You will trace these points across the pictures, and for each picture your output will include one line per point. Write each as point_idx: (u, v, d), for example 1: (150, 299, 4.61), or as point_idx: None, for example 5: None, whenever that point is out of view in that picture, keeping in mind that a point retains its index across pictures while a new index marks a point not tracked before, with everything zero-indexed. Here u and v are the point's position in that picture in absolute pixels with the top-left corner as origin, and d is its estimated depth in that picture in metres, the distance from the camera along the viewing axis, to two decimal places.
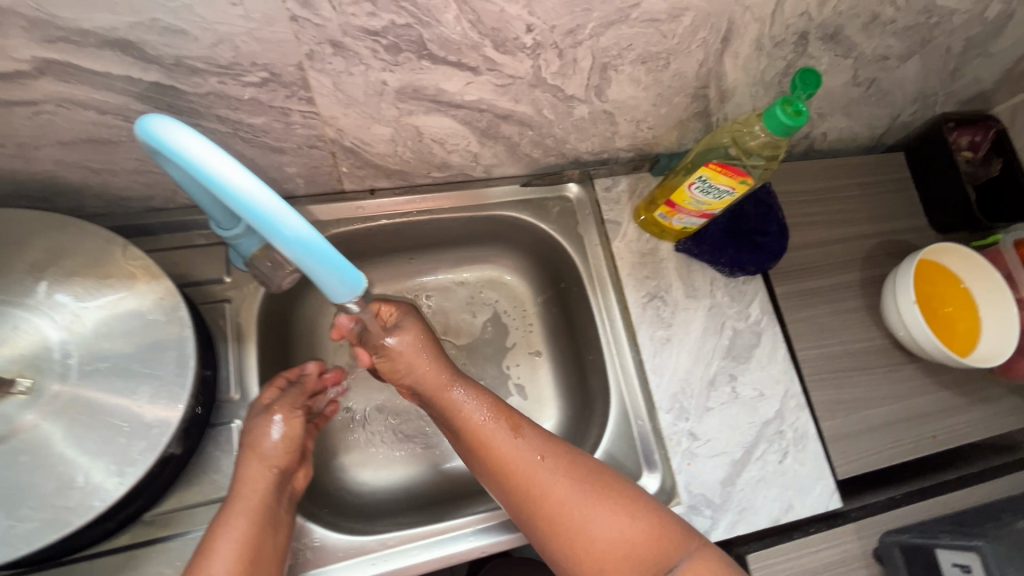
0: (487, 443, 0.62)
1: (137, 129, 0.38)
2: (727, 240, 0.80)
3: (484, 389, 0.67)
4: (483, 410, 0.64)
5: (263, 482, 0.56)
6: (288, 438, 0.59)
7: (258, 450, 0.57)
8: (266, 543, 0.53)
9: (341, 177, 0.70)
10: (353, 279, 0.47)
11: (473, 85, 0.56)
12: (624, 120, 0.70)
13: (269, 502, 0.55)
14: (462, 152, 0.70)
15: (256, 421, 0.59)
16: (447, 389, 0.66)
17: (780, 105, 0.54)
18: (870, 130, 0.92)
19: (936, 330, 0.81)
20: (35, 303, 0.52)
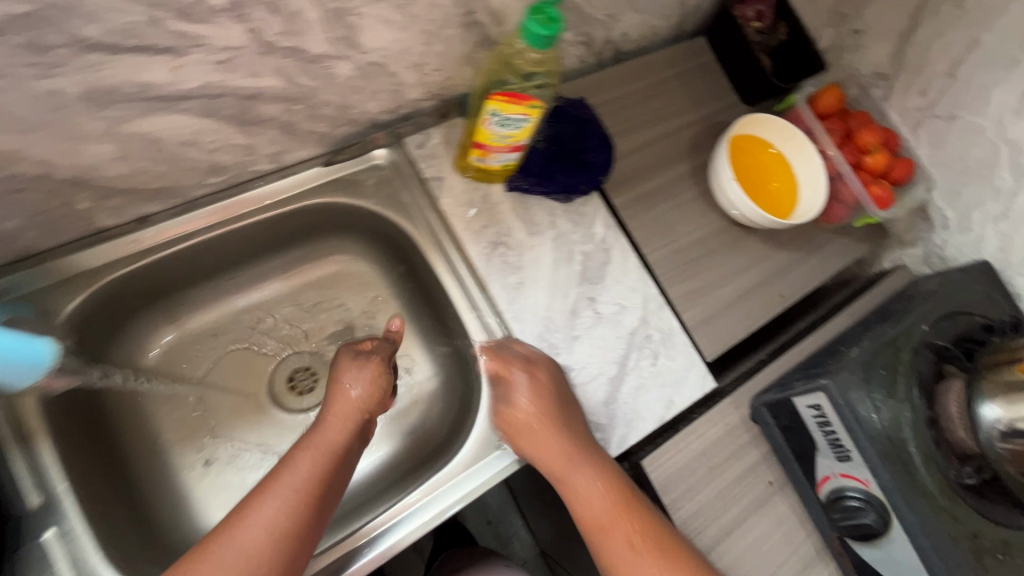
0: (602, 539, 0.62)
1: None
2: (553, 165, 0.79)
3: (613, 473, 0.65)
4: (605, 491, 0.63)
5: (347, 419, 0.63)
6: (373, 389, 0.66)
7: (342, 397, 0.65)
8: (336, 474, 0.60)
9: (89, 214, 0.58)
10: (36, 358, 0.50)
11: (184, 69, 0.46)
12: (402, 68, 0.63)
13: (348, 440, 0.63)
14: (227, 147, 0.60)
15: (347, 371, 0.67)
16: (573, 476, 0.64)
17: (532, 17, 0.50)
18: (666, 20, 0.92)
19: (760, 203, 0.85)
20: None
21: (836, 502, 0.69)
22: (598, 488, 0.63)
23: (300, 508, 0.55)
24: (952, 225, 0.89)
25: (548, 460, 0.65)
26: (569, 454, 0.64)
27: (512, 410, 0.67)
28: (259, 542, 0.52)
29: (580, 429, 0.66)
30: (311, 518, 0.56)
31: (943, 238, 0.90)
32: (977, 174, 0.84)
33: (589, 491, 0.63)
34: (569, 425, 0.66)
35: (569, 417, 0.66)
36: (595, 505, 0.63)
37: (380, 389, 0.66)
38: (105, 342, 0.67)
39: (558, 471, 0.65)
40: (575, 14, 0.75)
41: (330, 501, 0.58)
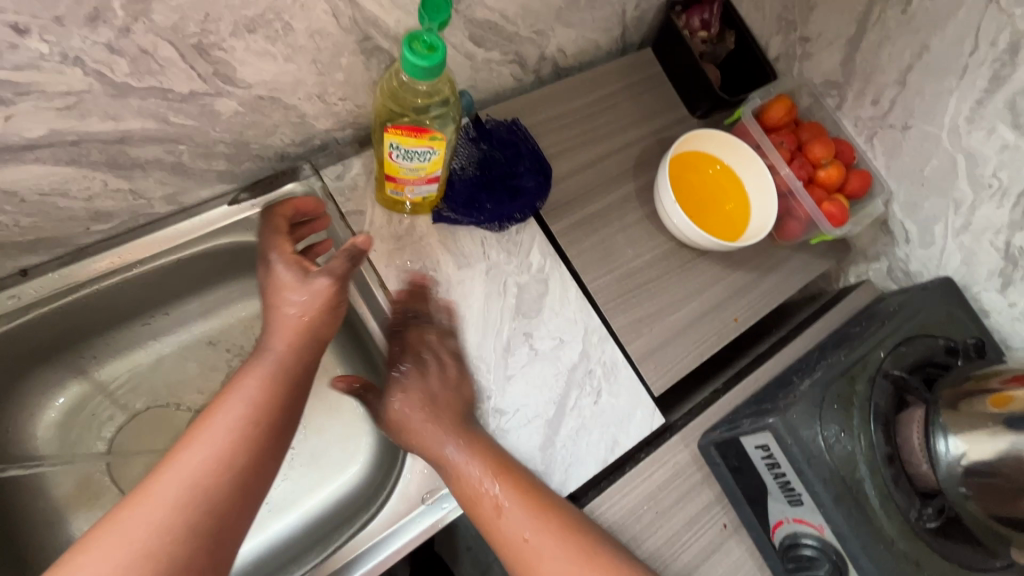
0: (478, 509, 0.59)
1: None
2: (483, 193, 0.74)
3: (488, 447, 0.62)
4: (484, 468, 0.60)
5: (295, 333, 0.57)
6: (315, 297, 0.57)
7: (281, 312, 0.58)
8: (284, 397, 0.53)
9: None
10: None
11: (19, 117, 0.42)
12: (299, 99, 0.59)
13: (297, 358, 0.56)
14: (107, 194, 0.55)
15: (290, 275, 0.59)
16: (441, 444, 0.61)
17: (410, 47, 0.47)
18: (605, 33, 0.87)
19: (710, 225, 0.81)
20: None
21: (791, 549, 0.64)
22: (471, 463, 0.60)
23: (246, 432, 0.49)
24: (915, 239, 0.84)
25: (433, 447, 0.61)
26: (436, 428, 0.61)
27: (399, 411, 0.63)
28: (201, 473, 0.46)
29: (449, 403, 0.64)
30: (258, 448, 0.49)
31: (906, 252, 0.86)
32: (936, 186, 0.79)
33: (466, 473, 0.60)
34: (446, 410, 0.63)
35: (440, 397, 0.64)
36: (469, 480, 0.59)
37: (330, 305, 0.58)
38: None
39: (414, 432, 0.62)
40: (496, 34, 0.70)
41: (285, 425, 0.53)
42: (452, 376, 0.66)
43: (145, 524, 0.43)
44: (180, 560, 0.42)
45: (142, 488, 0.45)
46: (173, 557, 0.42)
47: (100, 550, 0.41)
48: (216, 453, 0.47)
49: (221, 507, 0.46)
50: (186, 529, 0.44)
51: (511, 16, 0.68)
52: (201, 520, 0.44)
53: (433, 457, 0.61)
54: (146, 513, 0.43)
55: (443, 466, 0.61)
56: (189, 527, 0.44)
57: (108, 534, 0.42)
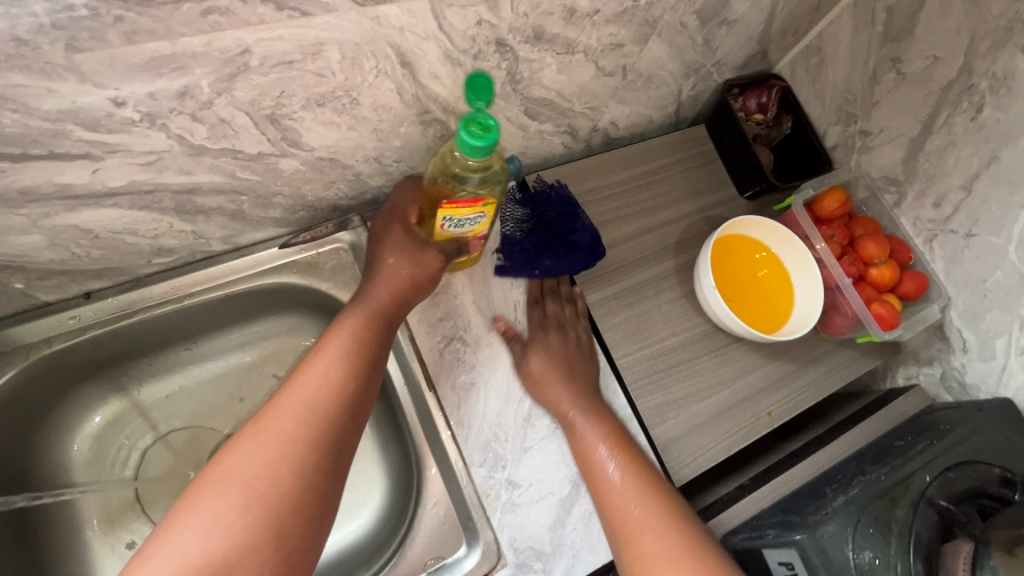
0: (591, 466, 0.64)
1: None
2: (541, 250, 0.76)
3: (609, 417, 0.68)
4: (601, 432, 0.66)
5: (399, 284, 0.64)
6: (422, 265, 0.65)
7: (390, 268, 0.64)
8: (382, 337, 0.60)
9: (26, 290, 0.58)
10: None
11: (104, 171, 0.46)
12: (357, 160, 0.62)
13: (395, 304, 0.63)
14: (171, 234, 0.59)
15: (403, 233, 0.65)
16: (564, 407, 0.68)
17: (466, 131, 0.49)
18: (659, 110, 0.88)
19: (747, 315, 0.79)
20: None
21: None
22: (593, 428, 0.66)
23: (350, 361, 0.56)
24: (973, 349, 0.78)
25: (556, 400, 0.68)
26: (561, 386, 0.68)
27: (529, 358, 0.70)
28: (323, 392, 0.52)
29: (580, 372, 0.71)
30: (367, 373, 0.56)
31: (963, 362, 0.80)
32: (1000, 299, 0.74)
33: (584, 431, 0.66)
34: (574, 370, 0.70)
35: (572, 364, 0.71)
36: (587, 438, 0.66)
37: (429, 269, 0.65)
38: (40, 410, 0.66)
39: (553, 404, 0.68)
40: (551, 109, 0.72)
41: (380, 362, 0.58)
42: (583, 339, 0.74)
43: (283, 427, 0.48)
44: (312, 464, 0.47)
45: (270, 405, 0.51)
46: (310, 454, 0.47)
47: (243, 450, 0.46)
48: (337, 374, 0.54)
49: (338, 424, 0.51)
50: (312, 439, 0.49)
51: (568, 94, 0.70)
52: (320, 432, 0.49)
53: (556, 413, 0.68)
54: (279, 425, 0.48)
55: (566, 421, 0.67)
56: (313, 435, 0.49)
57: (249, 440, 0.47)
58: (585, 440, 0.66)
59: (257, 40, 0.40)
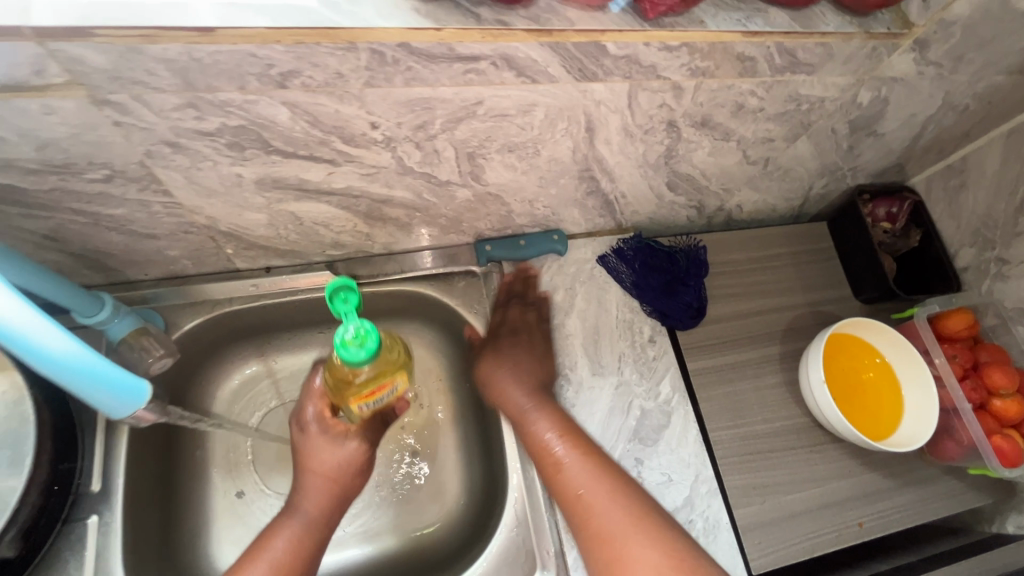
0: (544, 458, 0.67)
1: None
2: (653, 274, 0.83)
3: (562, 412, 0.71)
4: (549, 422, 0.69)
5: (330, 485, 0.67)
6: (349, 458, 0.69)
7: (318, 471, 0.67)
8: (316, 540, 0.64)
9: (230, 257, 0.70)
10: (132, 391, 0.46)
11: (336, 174, 0.56)
12: (515, 200, 0.71)
13: (331, 507, 0.67)
14: (351, 232, 0.70)
15: (320, 431, 0.68)
16: (516, 404, 0.72)
17: (347, 350, 0.53)
18: (784, 201, 0.92)
19: (852, 415, 0.78)
20: None
21: None
22: (545, 424, 0.69)
23: None
24: None
25: (511, 405, 0.72)
26: (517, 392, 0.72)
27: (491, 375, 0.76)
28: None
29: (530, 372, 0.74)
30: None
31: None
32: None
33: (536, 429, 0.69)
34: (526, 372, 0.74)
35: (524, 366, 0.74)
36: (540, 437, 0.68)
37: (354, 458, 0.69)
38: (200, 358, 0.76)
39: (513, 412, 0.72)
40: (689, 184, 0.77)
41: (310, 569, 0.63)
42: (540, 339, 0.77)
43: None
44: None
45: None
46: None
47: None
48: None
49: None
50: None
51: (708, 174, 0.75)
52: None
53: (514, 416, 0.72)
54: None
55: (522, 425, 0.70)
56: None
57: None
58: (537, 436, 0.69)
59: (490, 95, 0.49)
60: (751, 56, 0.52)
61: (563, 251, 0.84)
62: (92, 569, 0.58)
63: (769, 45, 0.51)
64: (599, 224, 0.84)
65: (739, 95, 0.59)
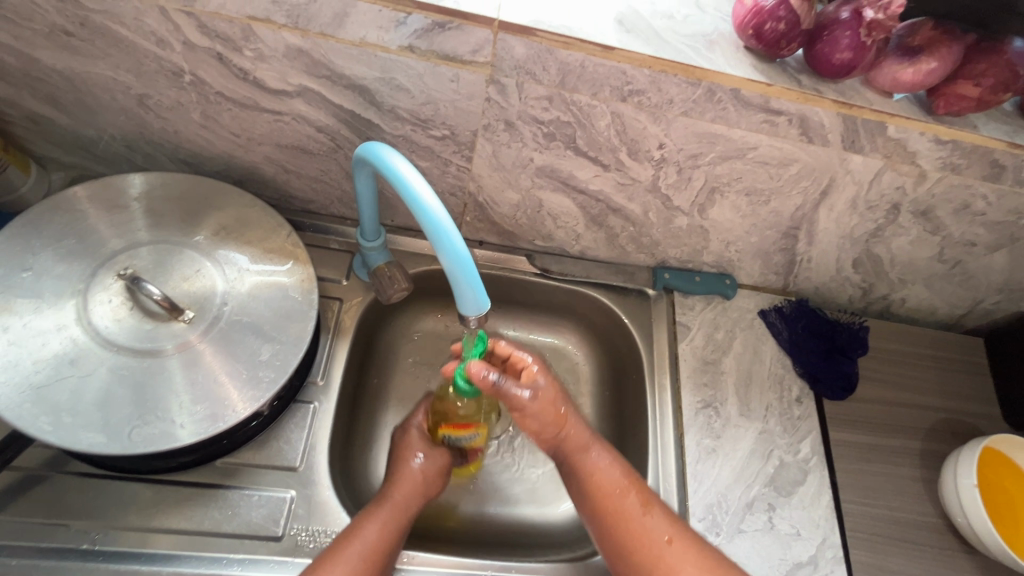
0: (611, 503, 0.62)
1: (367, 152, 0.50)
2: (811, 338, 0.88)
3: (620, 457, 0.66)
4: (613, 467, 0.64)
5: (420, 482, 0.68)
6: (434, 459, 0.70)
7: (408, 464, 0.69)
8: (401, 531, 0.62)
9: (462, 224, 0.81)
10: (480, 297, 0.50)
11: (600, 178, 0.67)
12: (716, 238, 0.78)
13: (418, 497, 0.66)
14: (567, 230, 0.80)
15: (420, 437, 0.72)
16: (583, 447, 0.65)
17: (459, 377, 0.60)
18: (951, 307, 0.93)
19: (997, 523, 0.78)
20: (221, 258, 0.63)
21: None
22: (612, 470, 0.64)
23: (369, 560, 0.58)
24: None
25: (573, 435, 0.65)
26: (575, 422, 0.66)
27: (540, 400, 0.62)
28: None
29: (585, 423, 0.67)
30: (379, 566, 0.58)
31: None
32: None
33: (602, 468, 0.64)
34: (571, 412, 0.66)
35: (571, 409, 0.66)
36: (606, 475, 0.64)
37: (442, 469, 0.70)
38: (403, 302, 0.86)
39: (574, 450, 0.65)
40: (873, 266, 0.82)
41: (392, 560, 0.60)
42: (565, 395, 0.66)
43: None
44: None
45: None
46: None
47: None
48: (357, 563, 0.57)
49: None
50: None
51: (896, 260, 0.80)
52: None
53: (572, 454, 0.65)
54: None
55: (582, 458, 0.65)
56: None
57: None
58: (603, 482, 0.63)
59: (768, 144, 0.58)
60: (1002, 164, 0.59)
61: (731, 296, 0.89)
62: (306, 443, 0.68)
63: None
64: (770, 281, 0.90)
65: (971, 196, 0.64)
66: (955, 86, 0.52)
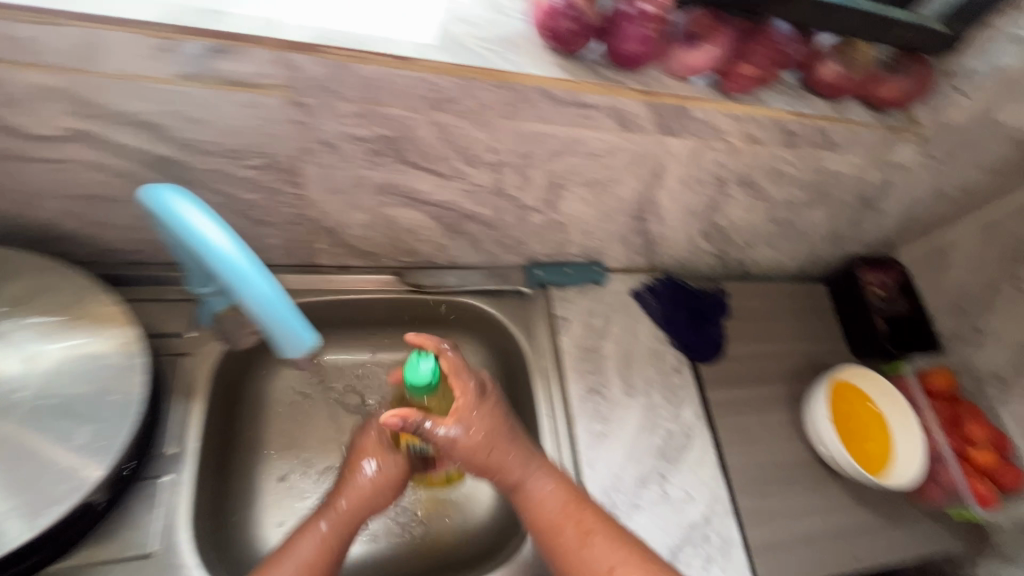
0: (552, 536, 0.62)
1: (143, 194, 0.45)
2: (679, 309, 0.94)
3: (563, 478, 0.66)
4: (547, 493, 0.64)
5: (367, 489, 0.64)
6: (389, 467, 0.65)
7: (358, 470, 0.65)
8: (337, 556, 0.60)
9: (317, 252, 0.76)
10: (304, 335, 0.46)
11: (442, 187, 0.65)
12: (574, 230, 0.80)
13: (364, 506, 0.63)
14: (429, 242, 0.78)
15: (375, 441, 0.67)
16: (520, 477, 0.65)
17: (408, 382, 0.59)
18: (794, 261, 1.03)
19: (852, 448, 0.87)
20: (14, 336, 0.55)
21: None
22: (551, 495, 0.64)
23: None
24: None
25: (509, 469, 0.65)
26: (512, 456, 0.65)
27: (463, 440, 0.63)
28: None
29: (520, 447, 0.66)
30: None
31: None
32: None
33: (541, 496, 0.64)
34: (500, 435, 0.65)
35: (501, 433, 0.65)
36: (547, 504, 0.64)
37: (400, 473, 0.66)
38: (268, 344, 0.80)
39: (513, 483, 0.65)
40: (720, 235, 0.89)
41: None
42: (495, 410, 0.66)
43: None
44: None
45: None
46: None
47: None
48: None
49: None
50: None
51: (737, 227, 0.87)
52: None
53: (508, 484, 0.65)
54: None
55: (522, 489, 0.65)
56: None
57: None
58: (542, 507, 0.64)
59: (591, 137, 0.60)
60: (794, 131, 0.65)
61: (603, 282, 0.92)
62: (162, 523, 0.61)
63: (811, 125, 0.64)
64: (636, 261, 0.94)
65: (778, 163, 0.71)
66: (737, 67, 0.56)
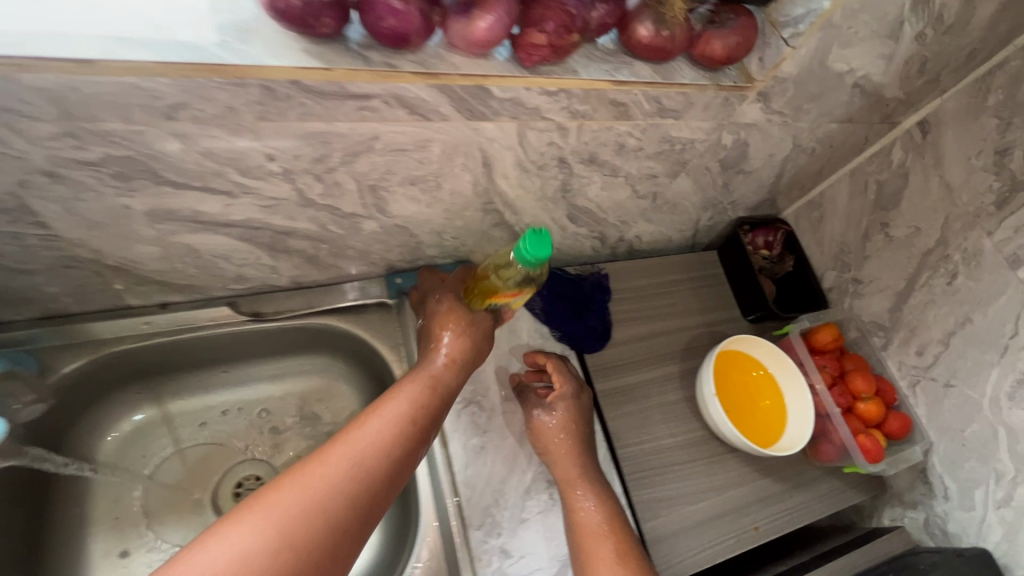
0: (589, 540, 0.66)
1: None
2: (558, 299, 0.88)
3: (610, 500, 0.71)
4: (598, 508, 0.69)
5: (463, 349, 0.67)
6: (473, 332, 0.68)
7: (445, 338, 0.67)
8: (432, 414, 0.60)
9: (120, 293, 0.66)
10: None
11: (233, 206, 0.56)
12: (422, 232, 0.73)
13: (455, 373, 0.65)
14: (254, 266, 0.69)
15: (452, 313, 0.69)
16: (588, 486, 0.71)
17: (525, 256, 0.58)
18: (679, 232, 1.00)
19: (743, 419, 0.86)
20: None
21: None
22: (595, 510, 0.69)
23: (399, 428, 0.56)
24: (954, 497, 0.84)
25: (573, 467, 0.72)
26: (586, 458, 0.73)
27: (543, 419, 0.75)
28: (365, 454, 0.52)
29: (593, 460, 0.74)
30: (414, 440, 0.56)
31: (944, 509, 0.85)
32: (977, 449, 0.80)
33: (587, 507, 0.69)
34: (578, 435, 0.75)
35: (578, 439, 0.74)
36: (589, 512, 0.69)
37: (480, 343, 0.69)
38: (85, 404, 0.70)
39: (570, 479, 0.71)
40: (590, 217, 0.83)
41: (427, 431, 0.59)
42: (585, 410, 0.78)
43: (316, 483, 0.49)
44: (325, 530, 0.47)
45: (322, 454, 0.52)
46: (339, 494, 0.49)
47: (237, 535, 0.44)
48: (387, 429, 0.55)
49: (377, 477, 0.52)
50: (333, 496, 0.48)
51: (604, 207, 0.82)
52: (355, 486, 0.50)
53: (567, 482, 0.71)
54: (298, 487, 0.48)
55: (570, 491, 0.71)
56: (348, 493, 0.49)
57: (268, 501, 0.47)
58: (586, 512, 0.69)
59: (387, 131, 0.53)
60: (621, 101, 0.60)
61: None
62: None
63: (636, 93, 0.59)
64: None
65: (618, 136, 0.66)
66: (527, 35, 0.50)
